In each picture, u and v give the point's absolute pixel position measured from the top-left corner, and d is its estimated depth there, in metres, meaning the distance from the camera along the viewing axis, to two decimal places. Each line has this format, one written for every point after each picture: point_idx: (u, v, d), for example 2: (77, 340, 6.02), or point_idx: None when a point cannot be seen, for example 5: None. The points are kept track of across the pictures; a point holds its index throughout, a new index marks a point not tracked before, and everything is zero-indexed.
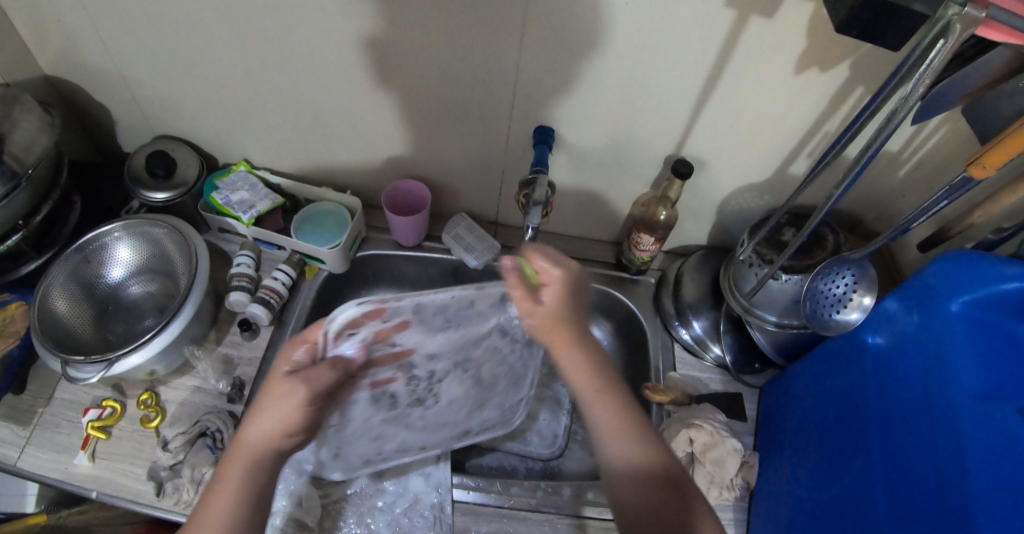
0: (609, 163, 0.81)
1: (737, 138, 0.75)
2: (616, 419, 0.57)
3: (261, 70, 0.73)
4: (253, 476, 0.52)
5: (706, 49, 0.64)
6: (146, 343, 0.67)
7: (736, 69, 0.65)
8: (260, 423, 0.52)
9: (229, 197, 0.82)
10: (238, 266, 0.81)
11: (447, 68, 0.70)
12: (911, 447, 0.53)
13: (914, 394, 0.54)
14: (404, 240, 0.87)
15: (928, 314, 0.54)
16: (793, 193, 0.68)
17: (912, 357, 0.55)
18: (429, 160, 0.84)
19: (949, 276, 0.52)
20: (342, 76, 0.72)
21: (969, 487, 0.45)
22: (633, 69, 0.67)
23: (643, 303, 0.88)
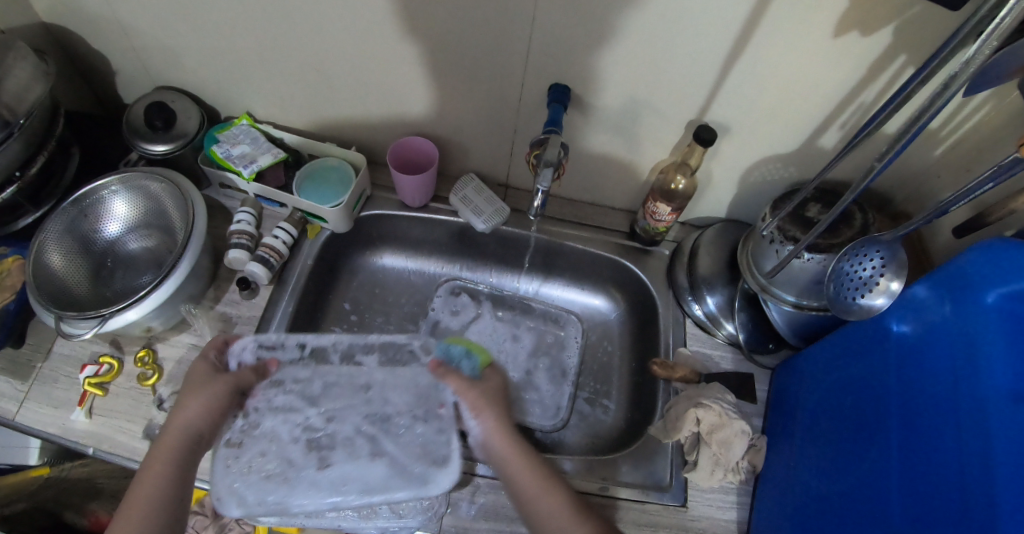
0: (626, 127, 0.76)
1: (765, 106, 0.70)
2: (522, 464, 0.60)
3: (259, 19, 0.69)
4: (175, 464, 0.55)
5: (739, 7, 0.58)
6: (142, 299, 0.66)
7: (768, 30, 0.60)
8: (191, 401, 0.59)
9: (229, 150, 0.78)
10: (238, 223, 0.78)
11: (459, 20, 0.65)
12: (933, 443, 0.50)
13: (939, 388, 0.51)
14: (410, 201, 0.83)
15: (962, 304, 0.51)
16: (824, 167, 0.64)
17: (938, 347, 0.52)
18: (435, 116, 0.79)
19: (987, 263, 0.49)
20: (345, 27, 0.68)
21: (992, 483, 0.43)
22: (658, 26, 0.62)
23: (656, 275, 0.84)
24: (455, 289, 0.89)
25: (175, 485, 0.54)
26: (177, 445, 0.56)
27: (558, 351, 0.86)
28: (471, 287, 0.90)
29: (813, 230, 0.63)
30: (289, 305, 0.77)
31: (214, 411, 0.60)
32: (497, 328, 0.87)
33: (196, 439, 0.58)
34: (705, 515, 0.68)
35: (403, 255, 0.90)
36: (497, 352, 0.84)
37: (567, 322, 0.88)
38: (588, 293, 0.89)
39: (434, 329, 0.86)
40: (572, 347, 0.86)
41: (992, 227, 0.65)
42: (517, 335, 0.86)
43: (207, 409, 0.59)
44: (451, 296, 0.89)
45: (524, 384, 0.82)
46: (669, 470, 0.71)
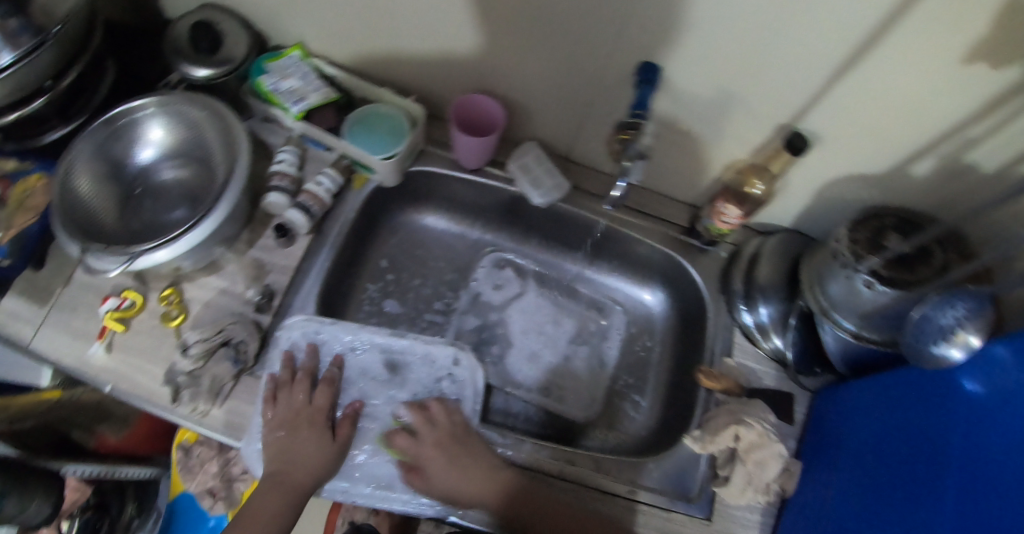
0: (709, 118, 0.70)
1: (865, 122, 0.64)
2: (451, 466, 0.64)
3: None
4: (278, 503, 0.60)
5: (866, 13, 0.52)
6: (174, 240, 0.61)
7: (896, 40, 0.54)
8: (296, 449, 0.62)
9: (278, 83, 0.72)
10: (279, 163, 0.71)
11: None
12: (998, 512, 0.47)
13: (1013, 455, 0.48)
14: (466, 161, 0.75)
15: None
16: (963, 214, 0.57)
17: (1014, 415, 0.49)
18: (502, 75, 0.72)
19: None
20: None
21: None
22: (772, 19, 0.56)
23: (709, 279, 0.79)
24: (499, 261, 0.84)
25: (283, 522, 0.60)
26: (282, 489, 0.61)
27: (597, 341, 0.82)
28: (517, 261, 0.84)
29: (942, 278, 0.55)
30: (327, 259, 0.72)
31: (318, 457, 0.62)
32: (541, 309, 0.83)
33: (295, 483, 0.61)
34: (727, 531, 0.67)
35: (450, 217, 0.83)
36: (538, 334, 0.81)
37: (611, 311, 0.84)
38: (637, 286, 0.85)
39: (474, 301, 0.81)
40: (613, 339, 0.83)
41: None
42: (562, 319, 0.83)
43: (319, 455, 0.63)
44: (495, 268, 0.83)
45: (562, 372, 0.79)
46: (698, 482, 0.69)
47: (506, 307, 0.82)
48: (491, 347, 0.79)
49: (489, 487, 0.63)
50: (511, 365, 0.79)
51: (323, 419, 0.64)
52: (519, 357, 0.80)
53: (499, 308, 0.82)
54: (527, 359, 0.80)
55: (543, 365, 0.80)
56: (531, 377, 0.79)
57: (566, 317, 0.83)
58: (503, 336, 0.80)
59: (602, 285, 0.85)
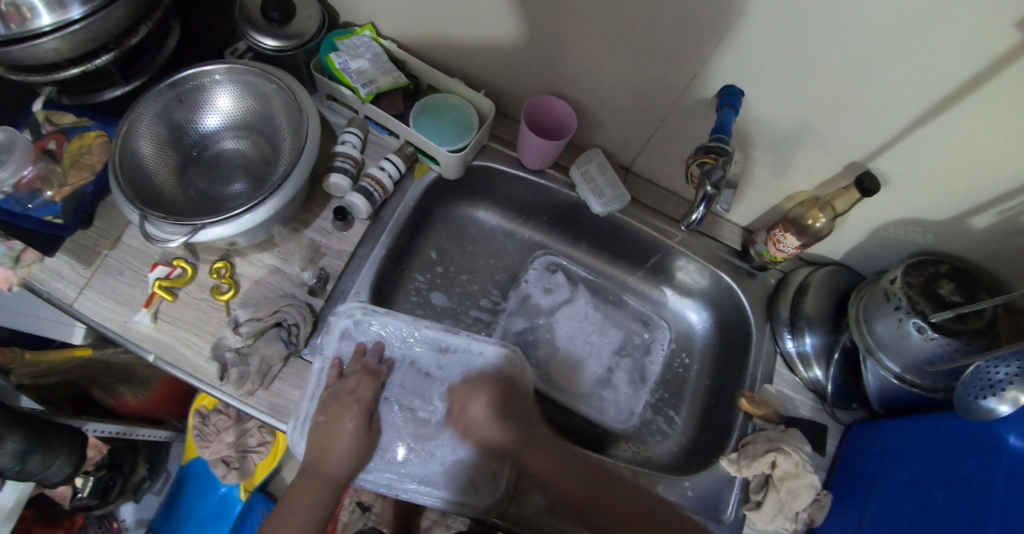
0: (782, 146, 0.69)
1: (937, 171, 0.64)
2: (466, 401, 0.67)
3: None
4: (317, 495, 0.59)
5: (964, 65, 0.52)
6: (236, 217, 0.60)
7: (993, 95, 0.53)
8: (338, 439, 0.61)
9: (348, 63, 0.70)
10: (343, 143, 0.70)
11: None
12: None
13: None
14: (530, 162, 0.74)
15: None
16: None
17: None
18: (575, 80, 0.71)
19: None
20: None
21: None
22: (869, 60, 0.55)
23: (756, 305, 0.79)
24: (551, 265, 0.84)
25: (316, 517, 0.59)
26: (319, 481, 0.59)
27: (642, 355, 0.83)
28: (569, 267, 0.84)
29: None
30: (382, 247, 0.70)
31: (356, 453, 0.61)
32: (590, 316, 0.83)
33: (328, 476, 0.59)
34: None
35: (502, 213, 0.82)
36: (584, 343, 0.81)
37: (656, 326, 0.84)
38: (681, 302, 0.85)
39: (523, 303, 0.81)
40: (657, 354, 0.83)
41: None
42: (609, 329, 0.83)
43: (354, 446, 0.61)
44: (546, 272, 0.83)
45: (603, 383, 0.80)
46: (733, 505, 0.70)
47: (556, 312, 0.82)
48: (535, 349, 0.79)
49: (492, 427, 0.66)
50: (553, 370, 0.79)
51: (364, 409, 0.63)
52: (562, 363, 0.80)
53: (546, 312, 0.82)
54: (569, 365, 0.80)
55: (585, 374, 0.80)
56: (569, 384, 0.79)
57: (612, 328, 0.83)
58: (546, 341, 0.80)
59: (646, 297, 0.85)
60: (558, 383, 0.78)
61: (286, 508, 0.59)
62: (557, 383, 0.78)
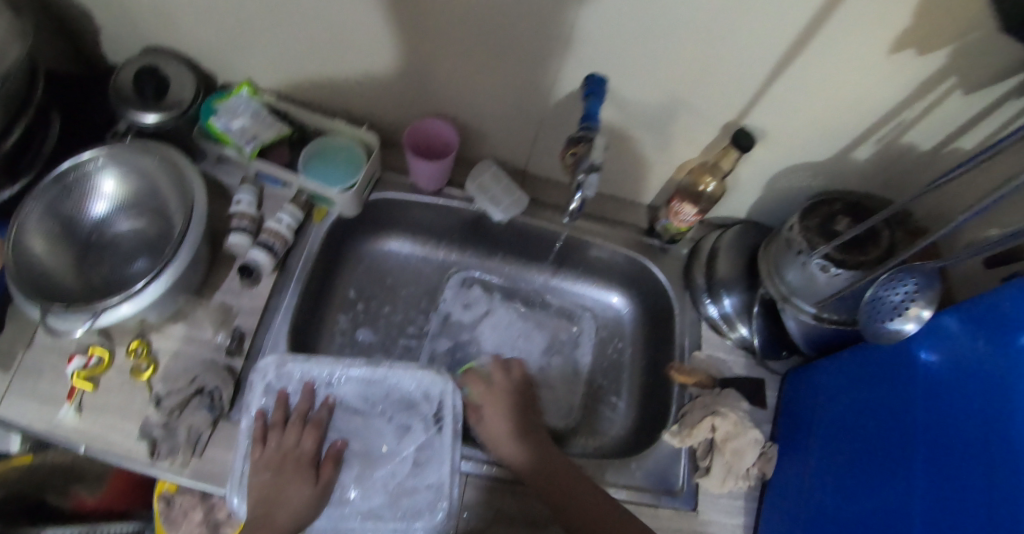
0: (658, 124, 0.72)
1: (807, 114, 0.67)
2: (496, 423, 0.68)
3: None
4: None
5: (796, 16, 0.55)
6: (140, 292, 0.61)
7: (828, 37, 0.57)
8: (286, 488, 0.61)
9: (229, 124, 0.72)
10: (238, 204, 0.71)
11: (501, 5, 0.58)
12: (962, 483, 0.50)
13: (975, 427, 0.51)
14: (424, 186, 0.76)
15: (1000, 347, 0.51)
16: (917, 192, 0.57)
17: (968, 384, 0.53)
18: (454, 99, 0.73)
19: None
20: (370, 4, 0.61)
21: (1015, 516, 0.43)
22: (710, 27, 0.58)
23: (673, 277, 0.81)
24: (467, 280, 0.85)
25: None
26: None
27: (570, 349, 0.84)
28: (484, 278, 0.85)
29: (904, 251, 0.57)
30: (295, 294, 0.71)
31: (304, 504, 0.61)
32: (513, 324, 0.84)
33: (274, 528, 0.58)
34: (716, 520, 0.70)
35: (412, 238, 0.83)
36: (513, 349, 0.82)
37: (580, 317, 0.86)
38: (604, 289, 0.87)
39: (445, 323, 0.81)
40: (586, 345, 0.85)
41: None
42: (536, 330, 0.84)
43: (307, 499, 0.61)
44: (462, 288, 0.84)
45: (535, 385, 0.80)
46: (681, 475, 0.71)
47: (477, 325, 0.83)
48: (465, 366, 0.80)
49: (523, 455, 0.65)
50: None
51: (309, 460, 0.64)
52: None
53: (471, 327, 0.83)
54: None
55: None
56: (507, 390, 0.79)
57: (538, 330, 0.84)
58: (477, 356, 0.81)
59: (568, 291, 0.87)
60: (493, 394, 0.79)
61: None
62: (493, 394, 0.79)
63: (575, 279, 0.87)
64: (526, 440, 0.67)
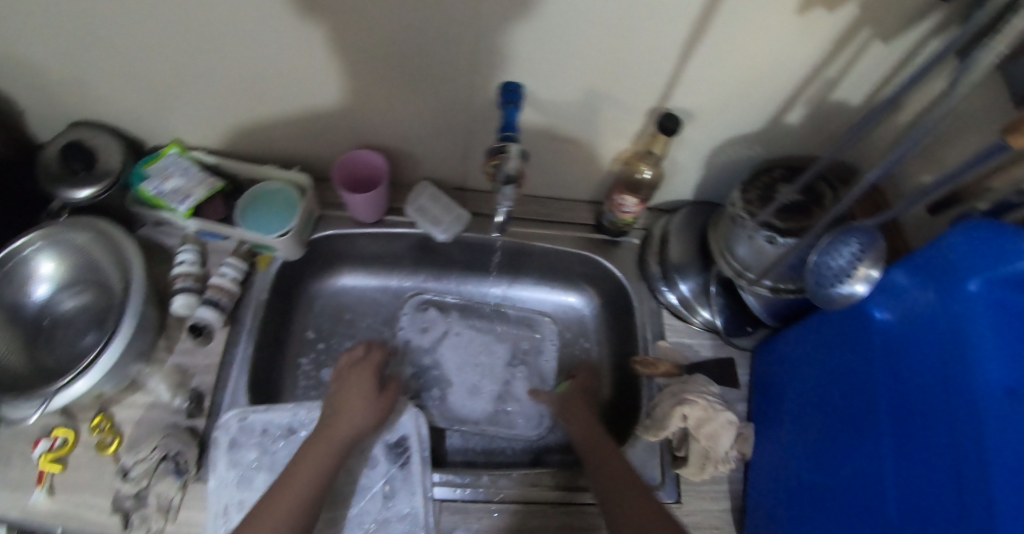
0: (584, 119, 0.71)
1: (732, 88, 0.66)
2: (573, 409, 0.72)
3: (173, 40, 0.61)
4: (318, 468, 0.58)
5: None
6: (91, 365, 0.61)
7: (733, 6, 0.56)
8: (348, 406, 0.64)
9: (161, 186, 0.72)
10: (181, 264, 0.72)
11: (399, 24, 0.58)
12: (926, 436, 0.50)
13: (931, 379, 0.51)
14: (363, 217, 0.76)
15: (946, 293, 0.50)
16: (837, 142, 0.55)
17: (924, 336, 0.53)
18: (379, 129, 0.73)
19: (969, 247, 0.49)
20: (272, 45, 0.61)
21: (987, 469, 0.43)
22: (613, 16, 0.57)
23: (628, 269, 0.80)
24: (421, 304, 0.84)
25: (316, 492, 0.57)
26: (320, 459, 0.59)
27: (533, 358, 0.83)
28: (437, 299, 0.85)
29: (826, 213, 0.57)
30: (248, 346, 0.70)
31: (365, 416, 0.64)
32: (472, 341, 0.84)
33: (335, 442, 0.61)
34: (701, 508, 0.69)
35: (362, 273, 0.83)
36: (475, 367, 0.82)
37: (540, 325, 0.85)
38: (560, 291, 0.86)
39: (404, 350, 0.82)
40: (548, 350, 0.84)
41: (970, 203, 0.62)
42: (497, 344, 0.84)
43: (370, 413, 0.65)
44: (418, 312, 0.84)
45: (501, 400, 0.79)
46: (660, 467, 0.70)
47: (436, 347, 0.83)
48: (430, 391, 0.80)
49: (584, 427, 0.69)
50: (453, 402, 0.79)
51: (371, 374, 0.69)
52: (460, 395, 0.80)
53: (430, 351, 0.82)
54: (470, 393, 0.80)
55: (485, 396, 0.80)
56: (474, 407, 0.79)
57: (499, 344, 0.83)
58: (441, 378, 0.81)
59: (525, 299, 0.86)
60: (460, 413, 0.78)
61: (279, 489, 0.57)
62: (460, 413, 0.78)
63: (530, 285, 0.86)
64: (585, 418, 0.71)
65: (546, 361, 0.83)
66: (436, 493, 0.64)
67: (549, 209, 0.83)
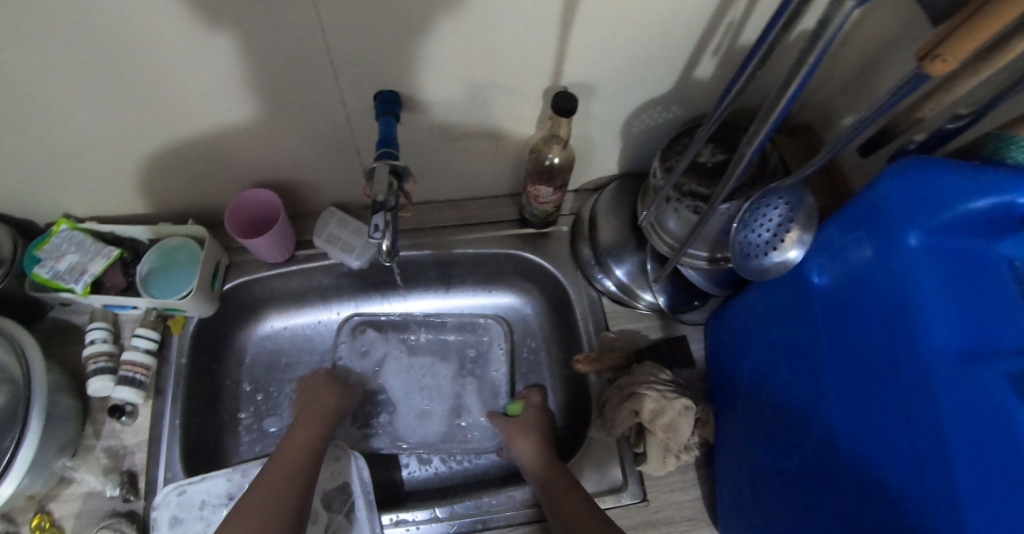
0: (476, 114, 0.65)
1: (628, 54, 0.58)
2: (527, 431, 0.69)
3: (13, 108, 0.56)
4: (295, 469, 0.61)
5: None
6: (9, 467, 0.58)
7: None
8: (308, 413, 0.68)
9: (55, 267, 0.67)
10: (92, 344, 0.68)
11: (241, 46, 0.52)
12: (877, 413, 0.46)
13: (877, 349, 0.46)
14: (271, 258, 0.73)
15: (883, 251, 0.45)
16: (724, 93, 0.50)
17: (865, 299, 0.48)
18: (271, 160, 0.69)
19: (903, 195, 0.43)
20: (116, 88, 0.56)
21: (947, 444, 0.40)
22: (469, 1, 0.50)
23: (561, 260, 0.77)
24: (356, 327, 0.81)
25: (299, 492, 0.59)
26: (296, 459, 0.62)
27: (483, 368, 0.80)
28: (376, 320, 0.82)
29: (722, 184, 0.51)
30: (176, 416, 0.68)
31: (326, 420, 0.69)
32: (416, 361, 0.81)
33: (308, 446, 0.64)
34: (670, 502, 0.66)
35: (291, 312, 0.81)
36: (422, 390, 0.79)
37: (485, 328, 0.82)
38: (496, 293, 0.83)
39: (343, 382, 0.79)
40: (496, 358, 0.80)
41: (901, 139, 0.56)
42: (443, 360, 0.81)
43: (333, 411, 0.70)
44: (355, 337, 0.81)
45: (455, 413, 0.78)
46: (621, 466, 0.67)
47: (380, 372, 0.80)
48: (376, 417, 0.77)
49: (540, 454, 0.66)
50: (402, 426, 0.77)
51: (330, 382, 0.74)
52: (409, 419, 0.77)
53: (372, 377, 0.80)
54: (417, 414, 0.78)
55: (437, 418, 0.78)
56: (425, 426, 0.77)
57: (446, 361, 0.81)
58: (388, 402, 0.78)
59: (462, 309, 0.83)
60: (410, 434, 0.76)
61: (258, 492, 0.58)
62: (410, 434, 0.76)
63: (467, 290, 0.83)
64: (539, 442, 0.68)
65: (495, 369, 0.80)
66: None
67: (470, 211, 0.79)
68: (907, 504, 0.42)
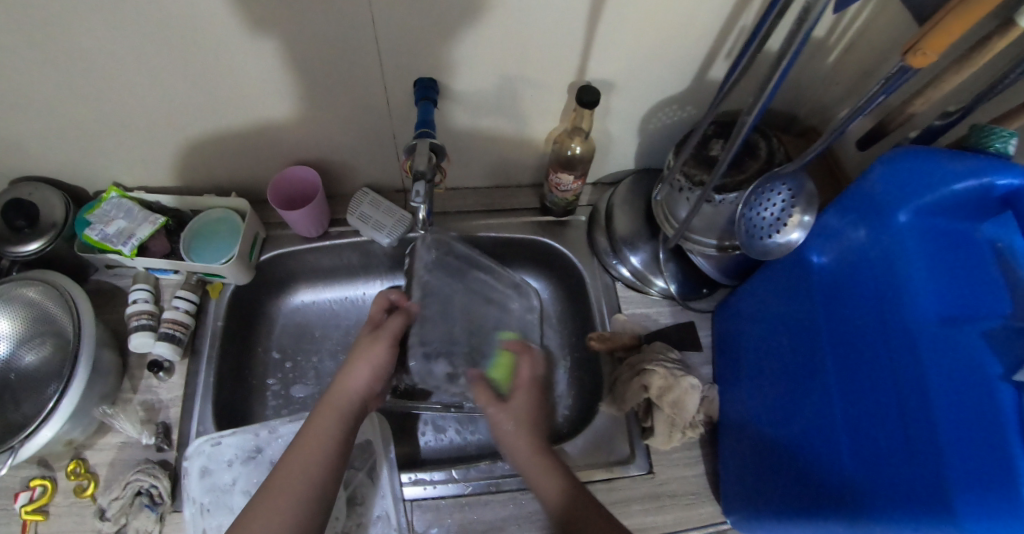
0: (505, 104, 0.70)
1: (648, 54, 0.64)
2: (511, 417, 0.61)
3: (87, 86, 0.62)
4: (308, 474, 0.54)
5: None
6: (52, 412, 0.61)
7: None
8: (332, 401, 0.59)
9: (105, 230, 0.72)
10: (135, 303, 0.73)
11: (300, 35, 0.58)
12: (869, 378, 0.49)
13: (871, 319, 0.50)
14: (308, 233, 0.78)
15: (876, 229, 0.50)
16: (715, 97, 0.57)
17: (860, 275, 0.52)
18: (313, 144, 0.75)
19: (895, 181, 0.48)
20: (184, 74, 0.61)
21: (931, 401, 0.43)
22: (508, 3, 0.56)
23: (578, 248, 0.82)
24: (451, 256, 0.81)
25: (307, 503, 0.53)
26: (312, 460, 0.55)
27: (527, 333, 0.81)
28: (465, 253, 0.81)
29: (717, 170, 0.57)
30: (209, 374, 0.72)
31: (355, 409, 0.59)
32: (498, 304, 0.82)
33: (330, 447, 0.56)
34: (675, 476, 0.69)
35: (321, 287, 0.85)
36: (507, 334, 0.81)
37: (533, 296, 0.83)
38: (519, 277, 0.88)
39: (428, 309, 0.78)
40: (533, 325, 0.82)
41: (897, 134, 0.61)
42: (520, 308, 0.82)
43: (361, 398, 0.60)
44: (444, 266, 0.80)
45: None
46: (629, 440, 0.70)
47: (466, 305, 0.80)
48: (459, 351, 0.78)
49: (527, 448, 0.59)
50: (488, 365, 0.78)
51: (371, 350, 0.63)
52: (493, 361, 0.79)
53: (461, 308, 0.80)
54: None
55: None
56: None
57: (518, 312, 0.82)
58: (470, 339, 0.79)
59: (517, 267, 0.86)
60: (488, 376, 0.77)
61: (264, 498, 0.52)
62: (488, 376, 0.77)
63: None
64: (526, 429, 0.60)
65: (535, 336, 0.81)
66: (404, 493, 0.66)
67: (494, 199, 0.84)
68: (895, 458, 0.46)
